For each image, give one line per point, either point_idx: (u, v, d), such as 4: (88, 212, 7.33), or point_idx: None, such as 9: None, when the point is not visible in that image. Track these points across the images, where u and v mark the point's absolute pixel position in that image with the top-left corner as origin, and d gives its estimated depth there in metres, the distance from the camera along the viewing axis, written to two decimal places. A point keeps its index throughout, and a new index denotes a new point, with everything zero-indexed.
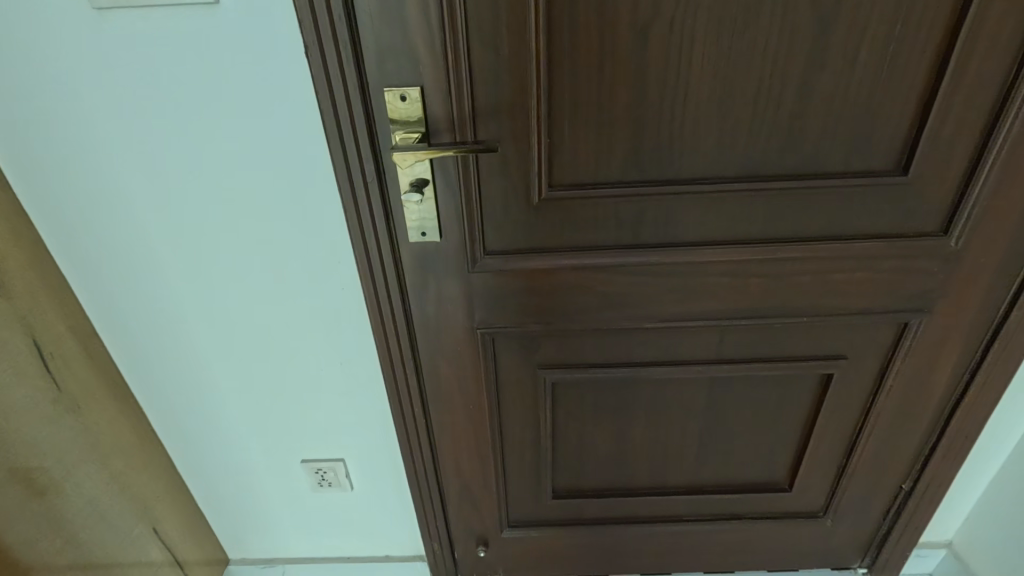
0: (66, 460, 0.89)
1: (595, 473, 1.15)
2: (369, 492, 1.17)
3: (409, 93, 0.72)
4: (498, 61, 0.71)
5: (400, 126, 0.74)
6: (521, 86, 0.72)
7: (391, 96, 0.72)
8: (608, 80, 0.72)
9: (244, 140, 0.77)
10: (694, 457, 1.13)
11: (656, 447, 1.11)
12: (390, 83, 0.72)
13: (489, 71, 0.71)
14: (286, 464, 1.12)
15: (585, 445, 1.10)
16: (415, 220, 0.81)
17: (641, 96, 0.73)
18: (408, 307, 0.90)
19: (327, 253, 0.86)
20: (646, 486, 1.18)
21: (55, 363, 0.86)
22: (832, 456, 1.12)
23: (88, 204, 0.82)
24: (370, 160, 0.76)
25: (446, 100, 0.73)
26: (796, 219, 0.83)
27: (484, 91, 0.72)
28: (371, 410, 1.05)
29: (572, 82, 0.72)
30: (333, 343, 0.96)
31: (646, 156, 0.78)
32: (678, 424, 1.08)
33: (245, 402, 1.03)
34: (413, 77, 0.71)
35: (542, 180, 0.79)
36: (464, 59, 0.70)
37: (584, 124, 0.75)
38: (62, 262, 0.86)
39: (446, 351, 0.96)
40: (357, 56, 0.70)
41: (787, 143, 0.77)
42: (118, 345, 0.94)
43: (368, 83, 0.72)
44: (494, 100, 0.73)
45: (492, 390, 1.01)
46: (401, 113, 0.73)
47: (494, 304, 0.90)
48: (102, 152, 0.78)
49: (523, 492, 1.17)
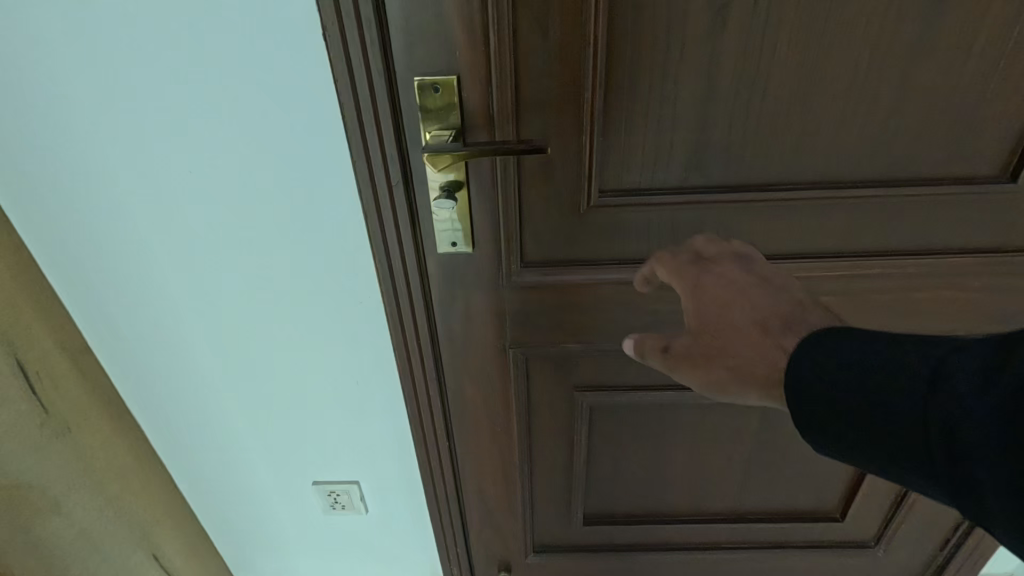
0: (55, 488, 0.79)
1: (629, 498, 1.06)
2: (385, 515, 1.09)
3: (442, 83, 0.62)
4: (548, 48, 0.60)
5: (431, 121, 0.64)
6: (574, 78, 0.62)
7: (422, 86, 0.62)
8: (675, 70, 0.61)
9: (251, 138, 0.67)
10: (738, 484, 1.04)
11: (698, 474, 1.02)
12: (421, 72, 0.62)
13: (537, 59, 0.61)
14: (296, 484, 1.04)
15: (620, 470, 1.01)
16: (444, 228, 0.71)
17: (712, 90, 0.63)
18: (433, 323, 0.81)
19: (344, 262, 0.77)
20: (683, 512, 1.09)
21: (42, 384, 0.77)
22: (890, 485, 1.02)
23: (73, 207, 0.72)
24: (396, 162, 0.66)
25: (485, 92, 0.63)
26: (878, 233, 0.73)
27: (530, 82, 0.62)
28: (389, 430, 0.97)
29: (633, 73, 0.62)
30: (349, 360, 0.87)
31: (713, 159, 0.68)
32: (723, 450, 0.99)
33: (253, 421, 0.95)
34: (448, 65, 0.61)
35: (590, 187, 0.69)
36: (508, 45, 0.60)
37: (644, 122, 0.65)
38: (47, 270, 0.77)
39: (473, 371, 0.86)
40: (384, 39, 0.59)
41: (878, 145, 0.66)
42: (112, 359, 0.86)
43: (396, 72, 0.61)
44: (541, 94, 0.63)
45: (522, 412, 0.92)
46: (434, 107, 0.63)
47: (529, 322, 0.81)
48: (87, 151, 0.68)
49: (550, 516, 1.08)
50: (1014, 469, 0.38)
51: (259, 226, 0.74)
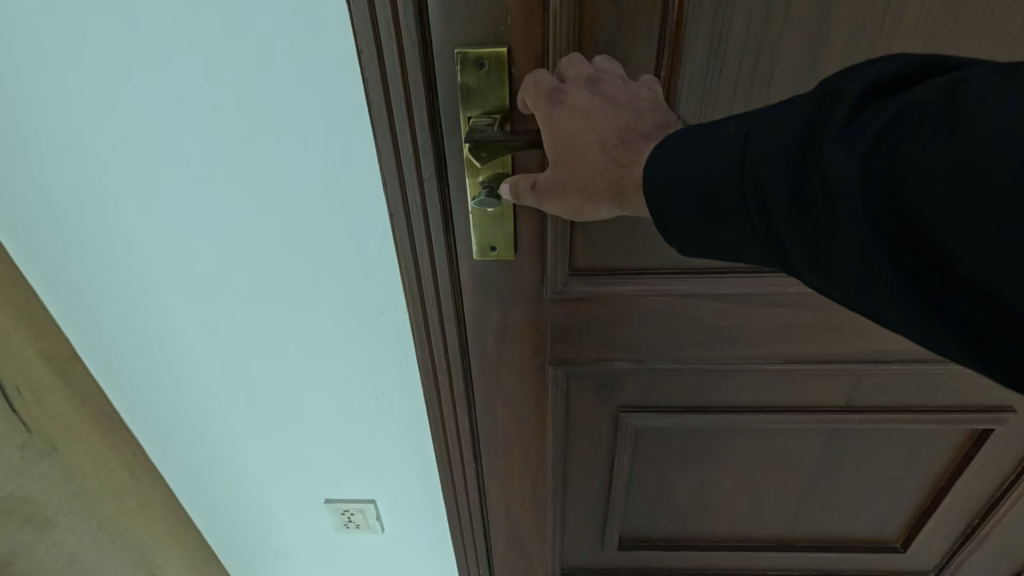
0: (40, 516, 0.71)
1: (670, 524, 0.97)
2: (402, 535, 1.01)
3: (487, 57, 0.51)
4: (618, 17, 0.50)
5: (473, 103, 0.53)
6: (647, 53, 0.51)
7: (462, 61, 0.51)
8: (774, 45, 0.50)
9: (259, 121, 0.57)
10: (791, 512, 0.94)
11: (748, 500, 0.92)
12: (464, 46, 0.51)
13: (604, 30, 0.50)
14: (307, 501, 0.96)
15: (662, 494, 0.92)
16: (482, 232, 0.61)
17: (815, 70, 0.52)
18: (465, 336, 0.71)
19: (364, 266, 0.67)
20: (728, 539, 0.99)
21: (23, 401, 0.68)
22: (961, 516, 0.93)
23: (53, 199, 0.62)
24: (429, 157, 0.55)
25: (539, 72, 0.52)
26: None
27: (594, 59, 0.52)
28: (409, 447, 0.88)
29: (722, 48, 0.51)
30: (369, 373, 0.78)
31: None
32: (779, 476, 0.89)
33: (261, 435, 0.86)
34: (495, 36, 0.51)
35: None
36: (571, 12, 0.49)
37: (728, 110, 0.54)
38: (28, 270, 0.67)
39: (506, 389, 0.77)
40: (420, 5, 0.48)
41: None
42: (105, 366, 0.77)
43: (433, 44, 0.51)
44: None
45: (559, 433, 0.82)
46: (478, 87, 0.52)
47: (574, 337, 0.71)
48: (63, 136, 0.57)
49: (582, 540, 0.99)
50: (840, 261, 0.30)
51: (267, 224, 0.64)
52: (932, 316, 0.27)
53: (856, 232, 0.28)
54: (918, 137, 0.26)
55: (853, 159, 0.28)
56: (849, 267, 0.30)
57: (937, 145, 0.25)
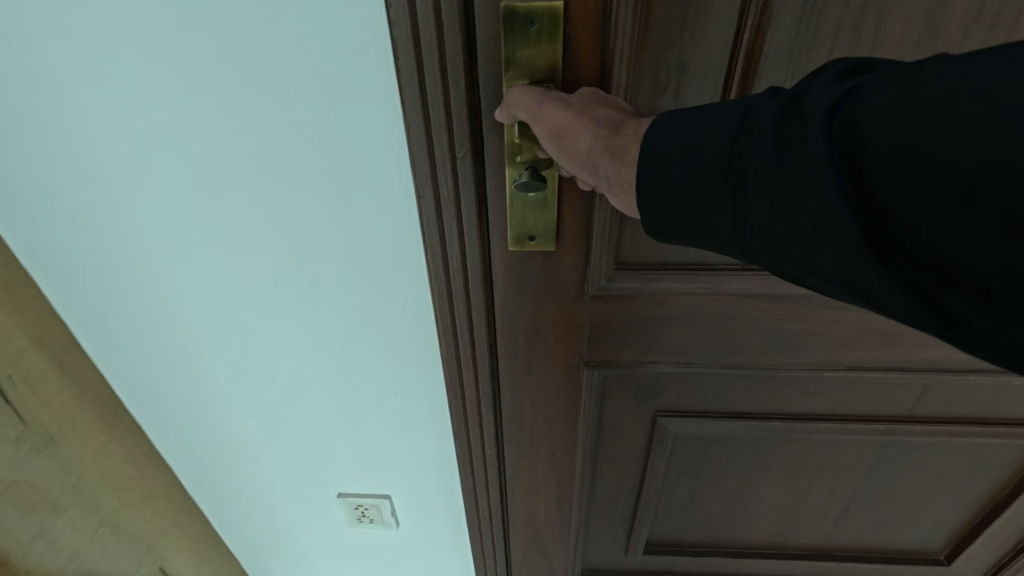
0: (39, 511, 0.67)
1: (700, 529, 0.92)
2: (418, 532, 0.96)
3: (537, 14, 0.43)
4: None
5: (518, 70, 0.46)
6: (727, 13, 0.44)
7: (507, 19, 0.44)
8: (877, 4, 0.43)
9: (270, 87, 0.50)
10: (832, 521, 0.89)
11: (787, 508, 0.87)
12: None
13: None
14: (319, 495, 0.91)
15: (696, 499, 0.86)
16: (520, 218, 0.54)
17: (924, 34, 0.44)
18: (494, 333, 0.64)
19: (386, 253, 0.60)
20: (761, 546, 0.94)
21: (18, 391, 0.63)
22: (1015, 528, 0.87)
23: (42, 172, 0.56)
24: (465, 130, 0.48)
25: (595, 28, 0.44)
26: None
27: (663, 18, 0.44)
28: (428, 443, 0.82)
29: (820, 5, 0.43)
30: (388, 367, 0.72)
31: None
32: (823, 486, 0.83)
33: (271, 426, 0.81)
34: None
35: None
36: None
37: None
38: (20, 250, 0.62)
39: (536, 390, 0.70)
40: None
41: None
42: (106, 353, 0.72)
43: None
44: (675, 37, 0.45)
45: (590, 435, 0.76)
46: (527, 49, 0.45)
47: (617, 337, 0.64)
48: (51, 100, 0.51)
49: (605, 541, 0.95)
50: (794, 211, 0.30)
51: (279, 205, 0.57)
52: (889, 275, 0.27)
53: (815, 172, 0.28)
54: (879, 92, 0.27)
55: (820, 113, 0.29)
56: (803, 218, 0.29)
57: (894, 100, 0.27)
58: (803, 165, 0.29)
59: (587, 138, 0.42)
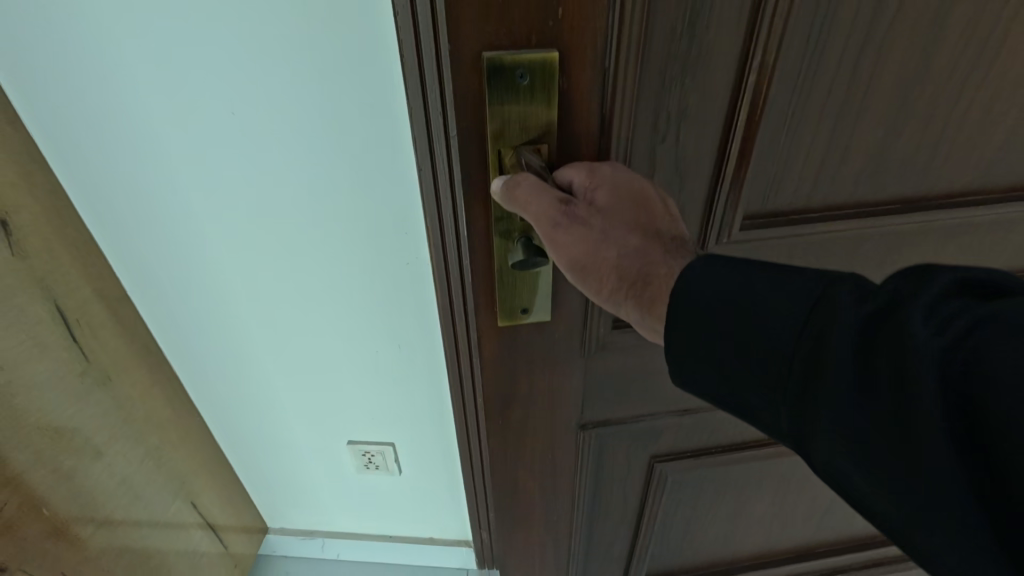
0: (96, 438, 0.79)
1: (689, 552, 1.03)
2: (417, 480, 1.09)
3: (527, 72, 0.46)
4: (701, 23, 0.46)
5: (507, 122, 0.48)
6: (725, 69, 0.49)
7: (495, 77, 0.45)
8: (869, 44, 0.49)
9: (300, 79, 0.61)
10: (803, 527, 1.02)
11: (765, 518, 0.99)
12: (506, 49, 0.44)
13: (681, 32, 0.46)
14: (332, 443, 1.03)
15: (689, 528, 0.98)
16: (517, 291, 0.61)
17: (915, 69, 0.51)
18: (508, 403, 0.73)
19: (391, 218, 0.72)
20: (744, 559, 1.06)
21: (82, 334, 0.75)
22: None
23: (109, 148, 0.66)
24: (473, 168, 0.51)
25: (592, 86, 0.47)
26: (986, 249, 0.69)
27: (668, 67, 0.48)
28: (425, 395, 0.94)
29: (816, 63, 0.49)
30: (393, 323, 0.84)
31: (889, 165, 0.58)
32: (794, 488, 0.95)
33: (294, 378, 0.93)
34: (548, 43, 0.45)
35: (732, 210, 0.58)
36: (644, 14, 0.44)
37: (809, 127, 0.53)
38: (86, 216, 0.72)
39: (549, 456, 0.81)
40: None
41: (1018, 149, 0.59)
42: (151, 309, 0.83)
43: (475, 46, 0.44)
44: (677, 82, 0.49)
45: (591, 479, 0.87)
46: (514, 100, 0.47)
47: (621, 392, 0.78)
48: (121, 89, 0.62)
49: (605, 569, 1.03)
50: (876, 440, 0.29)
51: (305, 179, 0.68)
52: (993, 536, 0.26)
53: (912, 410, 0.27)
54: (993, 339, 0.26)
55: (924, 346, 0.27)
56: (885, 448, 0.29)
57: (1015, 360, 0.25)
58: (899, 386, 0.28)
59: (611, 277, 0.45)
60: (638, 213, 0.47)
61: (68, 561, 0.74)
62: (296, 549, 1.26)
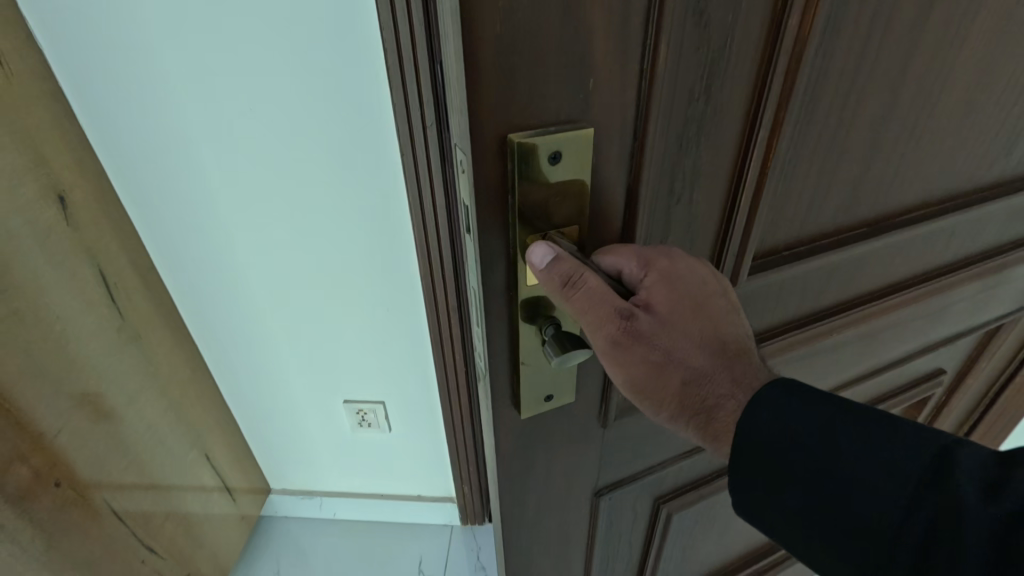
0: (128, 387, 0.93)
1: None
2: (405, 437, 1.23)
3: (562, 151, 0.37)
4: (717, 80, 0.41)
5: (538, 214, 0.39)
6: (736, 122, 0.44)
7: (528, 162, 0.36)
8: (851, 90, 0.48)
9: (305, 82, 0.77)
10: None
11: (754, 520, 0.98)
12: (537, 127, 0.36)
13: (697, 93, 0.40)
14: (330, 403, 1.17)
15: (689, 558, 0.91)
16: (543, 382, 0.49)
17: (885, 109, 0.51)
18: (508, 495, 0.57)
19: (380, 198, 0.87)
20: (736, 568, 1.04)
21: (120, 296, 0.90)
22: None
23: (149, 141, 0.82)
24: (494, 264, 0.41)
25: (620, 158, 0.41)
26: (942, 250, 0.72)
27: (686, 130, 0.42)
28: (410, 355, 1.09)
29: (810, 111, 0.47)
30: (383, 290, 0.98)
31: (865, 191, 0.58)
32: None
33: (295, 339, 1.07)
34: (577, 115, 0.37)
35: (741, 260, 0.54)
36: (666, 78, 0.38)
37: (805, 167, 0.51)
38: (125, 198, 0.88)
39: (553, 535, 0.66)
40: (471, 62, 0.32)
41: (965, 157, 0.63)
42: (176, 279, 0.98)
43: (495, 125, 0.35)
44: (693, 142, 0.43)
45: (594, 548, 0.73)
46: (547, 187, 0.38)
47: (629, 447, 0.65)
48: (162, 93, 0.78)
49: None
50: None
51: (308, 164, 0.84)
52: None
53: None
54: None
55: None
56: None
57: None
58: None
59: (672, 389, 0.45)
60: (700, 323, 0.45)
61: (105, 487, 0.88)
62: (297, 509, 1.39)
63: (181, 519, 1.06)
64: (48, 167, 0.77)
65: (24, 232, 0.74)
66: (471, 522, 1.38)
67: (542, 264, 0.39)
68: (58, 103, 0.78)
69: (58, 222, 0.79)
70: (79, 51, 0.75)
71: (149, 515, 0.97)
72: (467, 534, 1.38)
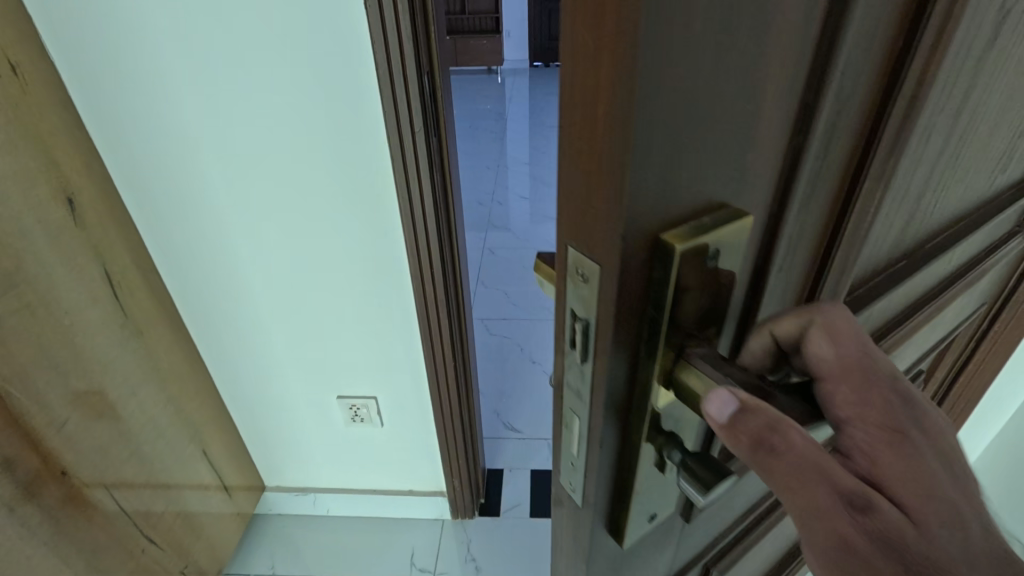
0: (130, 382, 0.96)
1: None
2: (396, 432, 1.27)
3: (719, 247, 0.30)
4: (839, 141, 0.34)
5: (682, 324, 0.32)
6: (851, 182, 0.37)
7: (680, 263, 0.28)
8: (952, 127, 0.42)
9: (300, 89, 0.81)
10: None
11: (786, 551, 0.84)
12: (690, 217, 0.28)
13: (824, 155, 0.33)
14: (323, 399, 1.21)
15: None
16: (656, 502, 0.41)
17: (966, 146, 0.46)
18: None
19: (371, 200, 0.91)
20: None
21: (123, 293, 0.94)
22: None
23: (153, 144, 0.88)
24: (616, 382, 0.33)
25: (752, 244, 0.33)
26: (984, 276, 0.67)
27: (807, 199, 0.34)
28: (401, 352, 1.12)
29: (912, 162, 0.41)
30: (374, 288, 1.03)
31: (936, 232, 0.52)
32: None
33: (290, 336, 1.11)
34: (719, 201, 0.29)
35: None
36: (804, 133, 0.30)
37: (893, 219, 0.45)
38: (128, 199, 0.93)
39: None
40: (623, 151, 0.24)
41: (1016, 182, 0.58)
42: (175, 277, 1.02)
43: (634, 228, 0.27)
44: (812, 211, 0.36)
45: None
46: (698, 294, 0.31)
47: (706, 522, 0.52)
48: (166, 100, 0.83)
49: None
50: None
51: (302, 167, 0.89)
52: None
53: None
54: None
55: None
56: None
57: None
58: None
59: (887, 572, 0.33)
60: (906, 474, 0.35)
61: (108, 476, 0.91)
62: (292, 507, 1.43)
63: (179, 512, 1.09)
64: (58, 171, 0.81)
65: (36, 230, 0.79)
66: (461, 516, 1.42)
67: (720, 410, 0.31)
68: (67, 110, 0.83)
69: (66, 221, 0.84)
70: (88, 61, 0.80)
71: (149, 507, 1.01)
72: (457, 528, 1.41)
